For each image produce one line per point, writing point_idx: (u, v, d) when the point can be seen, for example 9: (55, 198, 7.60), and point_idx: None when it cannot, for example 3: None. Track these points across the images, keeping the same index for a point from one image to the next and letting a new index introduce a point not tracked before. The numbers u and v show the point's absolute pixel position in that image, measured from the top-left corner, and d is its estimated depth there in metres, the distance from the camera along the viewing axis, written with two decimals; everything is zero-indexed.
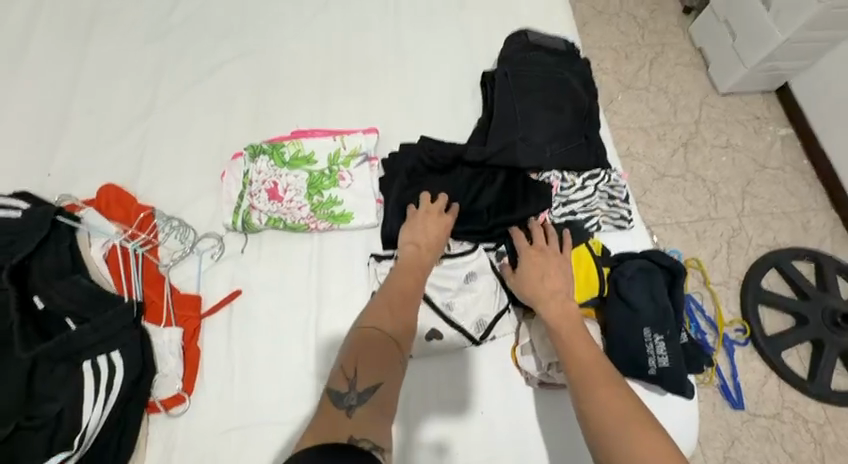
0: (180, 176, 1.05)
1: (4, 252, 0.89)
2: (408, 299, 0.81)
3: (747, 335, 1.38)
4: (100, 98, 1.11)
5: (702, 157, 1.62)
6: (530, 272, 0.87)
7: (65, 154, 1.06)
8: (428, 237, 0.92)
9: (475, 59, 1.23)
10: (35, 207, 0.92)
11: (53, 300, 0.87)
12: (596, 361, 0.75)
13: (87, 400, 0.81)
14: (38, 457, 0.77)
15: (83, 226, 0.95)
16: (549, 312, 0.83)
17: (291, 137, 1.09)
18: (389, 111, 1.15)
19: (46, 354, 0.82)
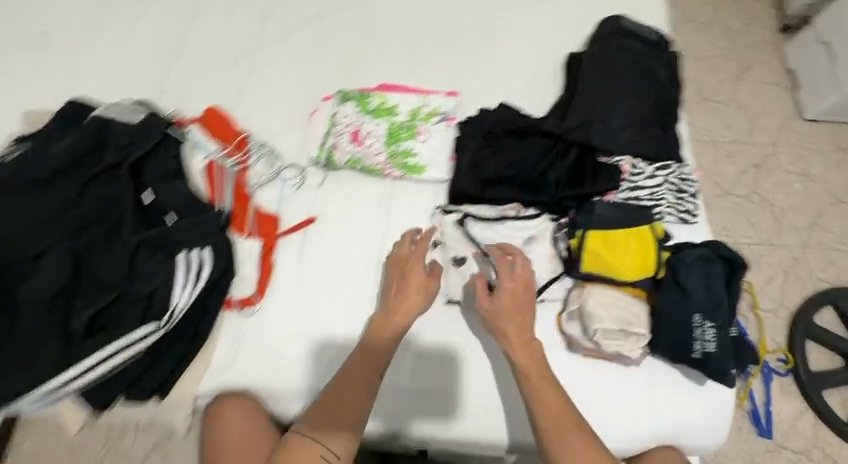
0: (273, 112, 1.14)
1: (121, 149, 0.99)
2: (357, 384, 0.86)
3: (789, 366, 1.34)
4: (213, 33, 1.22)
5: (773, 179, 1.57)
6: (504, 309, 0.89)
7: (178, 77, 1.17)
8: (391, 307, 0.91)
9: (561, 42, 1.25)
10: (151, 117, 1.04)
11: (158, 196, 0.98)
12: (558, 415, 0.82)
13: (178, 284, 0.92)
14: (133, 324, 0.88)
15: (188, 140, 1.06)
16: (520, 358, 0.87)
17: (378, 89, 1.16)
18: (470, 82, 1.20)
19: (150, 240, 0.94)
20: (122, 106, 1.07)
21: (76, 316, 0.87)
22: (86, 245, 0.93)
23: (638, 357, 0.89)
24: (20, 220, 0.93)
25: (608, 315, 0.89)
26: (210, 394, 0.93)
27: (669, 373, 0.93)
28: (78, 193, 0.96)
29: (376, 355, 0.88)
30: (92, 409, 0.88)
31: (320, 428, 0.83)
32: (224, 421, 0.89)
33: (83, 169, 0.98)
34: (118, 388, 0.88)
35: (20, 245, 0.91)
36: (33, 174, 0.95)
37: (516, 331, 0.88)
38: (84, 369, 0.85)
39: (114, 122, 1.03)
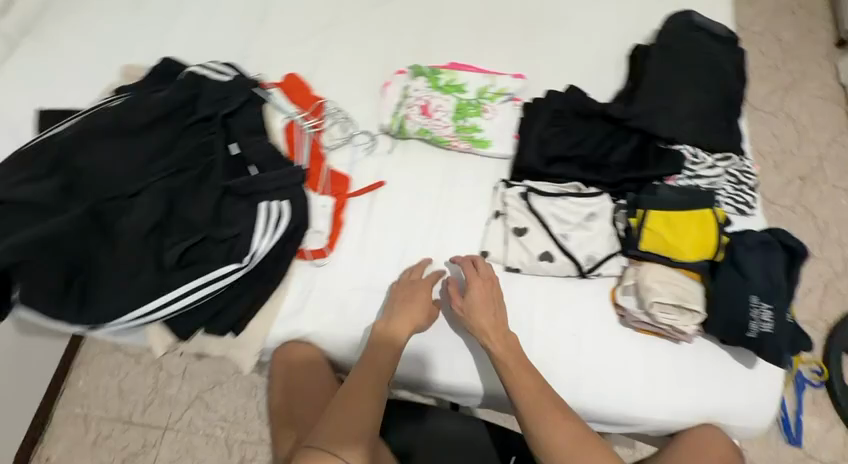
0: (346, 84, 1.20)
1: (214, 104, 1.07)
2: (365, 389, 0.82)
3: (823, 377, 1.34)
4: (292, 7, 1.29)
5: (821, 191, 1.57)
6: (478, 306, 0.93)
7: (258, 44, 1.23)
8: (392, 321, 0.92)
9: (626, 35, 1.28)
10: (240, 77, 1.11)
11: (245, 149, 1.05)
12: (540, 401, 0.85)
13: (258, 230, 0.98)
14: (219, 262, 0.95)
15: (271, 101, 1.13)
16: (497, 349, 0.90)
17: (448, 68, 1.21)
18: (533, 69, 1.25)
19: (235, 188, 1.01)
20: (212, 65, 1.14)
21: (168, 249, 0.94)
22: (178, 188, 1.00)
23: (691, 334, 0.93)
24: (121, 161, 1.00)
25: (666, 290, 0.92)
26: (279, 338, 0.99)
27: (721, 353, 0.95)
28: (174, 141, 1.04)
29: (383, 363, 0.87)
30: (175, 337, 0.96)
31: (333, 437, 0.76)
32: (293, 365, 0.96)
33: (178, 119, 1.06)
34: (199, 321, 0.95)
35: (119, 182, 0.99)
36: (133, 121, 1.03)
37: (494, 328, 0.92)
38: (173, 298, 0.92)
39: (206, 79, 1.10)
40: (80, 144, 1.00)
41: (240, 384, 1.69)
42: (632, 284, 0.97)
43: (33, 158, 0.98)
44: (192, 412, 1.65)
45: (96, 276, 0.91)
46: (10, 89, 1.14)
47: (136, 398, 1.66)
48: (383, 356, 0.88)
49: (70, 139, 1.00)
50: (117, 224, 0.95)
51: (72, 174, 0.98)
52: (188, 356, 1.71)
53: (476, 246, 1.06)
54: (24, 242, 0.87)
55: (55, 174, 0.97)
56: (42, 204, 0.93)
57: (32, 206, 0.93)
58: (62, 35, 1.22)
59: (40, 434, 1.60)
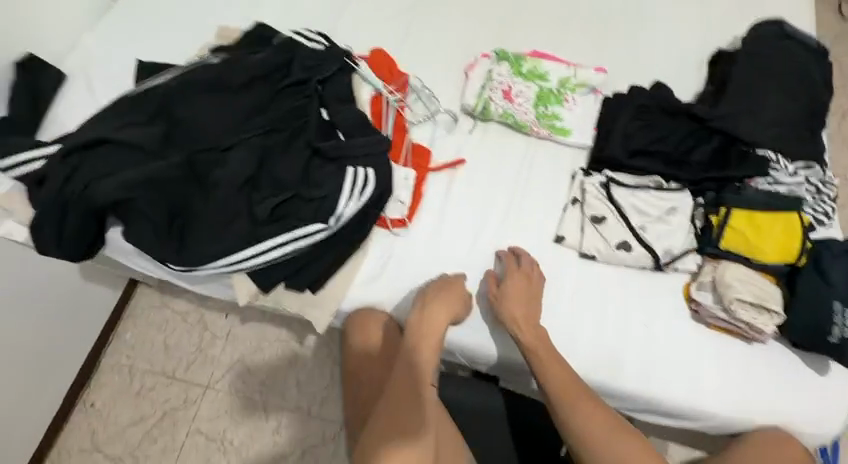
0: (429, 64, 1.22)
1: (308, 70, 1.09)
2: (411, 384, 0.87)
3: None
4: None
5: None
6: (512, 298, 0.96)
7: (346, 17, 1.26)
8: (427, 313, 0.95)
9: (707, 39, 1.29)
10: (332, 46, 1.13)
11: (335, 115, 1.06)
12: (572, 389, 0.89)
13: (344, 194, 0.99)
14: (306, 221, 0.97)
15: (359, 71, 1.14)
16: (527, 338, 0.94)
17: (531, 55, 1.22)
18: (614, 65, 1.25)
19: (325, 151, 1.03)
20: (305, 33, 1.15)
21: (258, 203, 0.97)
22: (269, 146, 1.02)
23: (767, 335, 0.94)
24: (217, 115, 1.03)
25: (746, 289, 0.93)
26: (354, 302, 1.02)
27: (792, 358, 0.96)
28: (268, 102, 1.07)
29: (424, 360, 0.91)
30: (258, 289, 0.99)
31: (386, 432, 0.81)
32: (366, 331, 0.99)
33: (273, 81, 1.08)
34: (281, 276, 0.98)
35: (215, 135, 1.02)
36: (230, 79, 1.05)
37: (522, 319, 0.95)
38: (260, 251, 0.95)
39: (300, 45, 1.12)
40: (183, 95, 1.03)
41: (282, 352, 1.70)
42: (709, 281, 0.97)
43: (137, 105, 1.01)
44: (233, 374, 1.68)
45: (194, 220, 0.95)
46: (110, 38, 1.18)
47: (180, 354, 1.69)
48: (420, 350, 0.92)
49: (171, 90, 1.03)
50: (210, 173, 0.97)
51: (171, 124, 1.02)
52: (233, 319, 1.73)
53: (551, 230, 1.07)
54: (129, 182, 0.90)
55: (156, 121, 1.01)
56: (141, 148, 0.96)
57: (132, 148, 0.96)
58: None
59: (87, 379, 1.64)
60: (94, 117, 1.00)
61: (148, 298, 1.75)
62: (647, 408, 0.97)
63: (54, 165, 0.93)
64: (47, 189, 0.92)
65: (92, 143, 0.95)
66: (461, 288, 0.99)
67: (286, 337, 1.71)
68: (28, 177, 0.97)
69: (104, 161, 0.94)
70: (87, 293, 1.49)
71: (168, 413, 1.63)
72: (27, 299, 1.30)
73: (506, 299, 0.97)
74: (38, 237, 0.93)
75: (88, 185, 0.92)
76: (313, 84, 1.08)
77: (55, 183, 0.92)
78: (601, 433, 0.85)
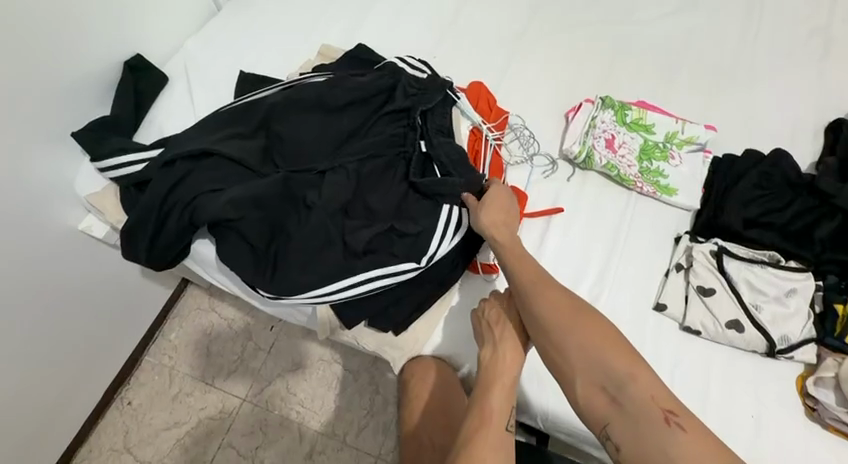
0: (529, 102, 1.18)
1: (411, 98, 1.04)
2: (486, 439, 0.73)
3: None
4: (483, 16, 1.29)
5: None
6: (492, 215, 0.89)
7: (448, 48, 1.24)
8: (500, 356, 0.82)
9: (825, 104, 1.21)
10: (436, 76, 1.08)
11: (434, 148, 1.00)
12: (536, 277, 0.81)
13: (440, 234, 0.94)
14: (398, 257, 0.92)
15: (459, 106, 1.08)
16: (504, 243, 0.86)
17: (637, 105, 1.16)
18: (723, 123, 1.19)
19: (424, 187, 0.96)
20: (409, 60, 1.11)
21: (352, 232, 0.92)
22: (366, 173, 0.98)
23: None
24: (316, 135, 1.00)
25: None
26: (436, 348, 0.97)
27: None
28: (368, 129, 1.03)
29: (496, 406, 0.77)
30: (341, 323, 0.96)
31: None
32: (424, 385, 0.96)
33: (375, 106, 1.05)
34: (365, 313, 0.94)
35: (312, 157, 0.99)
36: (333, 100, 1.02)
37: (486, 224, 0.88)
38: (349, 284, 0.90)
39: (404, 71, 1.08)
40: (283, 112, 1.01)
41: (324, 373, 1.64)
42: (831, 377, 0.88)
43: (240, 118, 1.01)
44: (272, 390, 1.62)
45: (285, 243, 0.92)
46: (216, 50, 1.20)
47: (222, 362, 1.65)
48: (488, 397, 0.78)
49: (274, 105, 1.01)
50: (307, 197, 0.94)
51: (272, 142, 1.00)
52: (278, 331, 1.69)
53: (652, 296, 1.00)
54: (233, 200, 0.90)
55: (258, 137, 1.00)
56: (242, 164, 0.95)
57: (237, 162, 0.95)
58: (265, 4, 1.26)
59: (129, 374, 1.60)
60: (198, 127, 1.01)
61: (197, 298, 1.72)
62: None
63: (163, 172, 0.95)
64: (151, 193, 0.94)
65: (201, 156, 0.95)
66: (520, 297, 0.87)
67: (330, 358, 1.66)
68: (126, 179, 1.02)
69: (208, 174, 0.94)
70: (144, 290, 1.46)
71: (203, 422, 1.58)
72: (90, 293, 1.28)
73: (477, 212, 0.90)
74: (133, 242, 0.96)
75: (191, 199, 0.92)
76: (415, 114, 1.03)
77: (160, 190, 0.93)
78: (568, 322, 0.76)
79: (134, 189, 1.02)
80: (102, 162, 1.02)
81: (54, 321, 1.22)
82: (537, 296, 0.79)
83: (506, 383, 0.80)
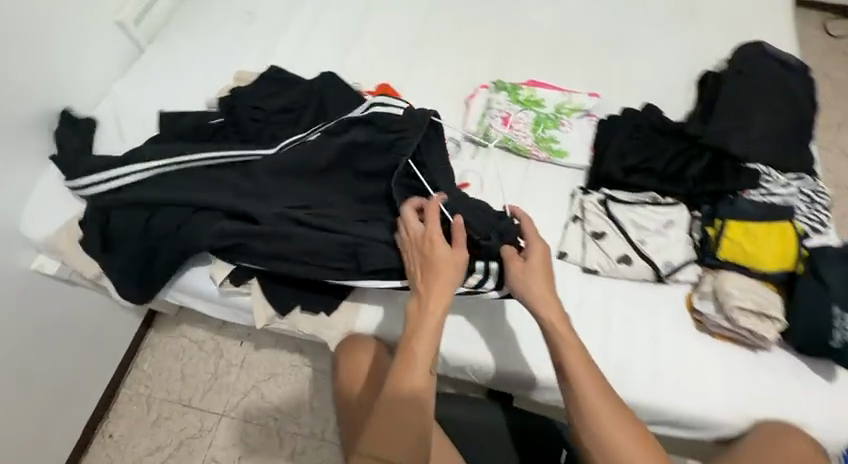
0: (432, 95, 1.31)
1: (399, 152, 1.11)
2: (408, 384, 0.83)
3: None
4: (384, 25, 1.43)
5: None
6: (540, 294, 0.89)
7: (355, 57, 1.37)
8: (424, 309, 0.87)
9: (694, 59, 1.37)
10: (414, 110, 1.12)
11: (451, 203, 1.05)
12: (600, 392, 0.82)
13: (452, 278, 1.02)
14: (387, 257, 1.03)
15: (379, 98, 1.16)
16: (563, 344, 0.86)
17: (528, 84, 1.30)
18: (607, 88, 1.33)
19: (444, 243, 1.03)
20: (380, 99, 1.16)
21: (345, 237, 1.04)
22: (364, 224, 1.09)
23: (771, 342, 0.96)
24: (288, 166, 1.13)
25: (746, 297, 0.96)
26: (368, 322, 1.08)
27: (797, 362, 0.98)
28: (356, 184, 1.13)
29: (421, 355, 0.85)
30: (276, 312, 1.09)
31: (378, 447, 0.80)
32: (353, 353, 1.03)
33: (359, 154, 1.12)
34: (296, 299, 1.08)
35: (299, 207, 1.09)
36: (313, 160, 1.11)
37: (539, 299, 0.89)
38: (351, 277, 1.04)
39: (381, 119, 1.14)
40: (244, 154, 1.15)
41: (296, 376, 1.72)
42: (710, 290, 1.00)
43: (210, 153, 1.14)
44: (248, 401, 1.69)
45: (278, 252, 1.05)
46: (141, 89, 1.30)
47: (196, 383, 1.71)
48: (413, 349, 0.85)
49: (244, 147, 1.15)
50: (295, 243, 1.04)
51: (260, 199, 1.10)
52: (248, 345, 1.76)
53: (554, 247, 1.11)
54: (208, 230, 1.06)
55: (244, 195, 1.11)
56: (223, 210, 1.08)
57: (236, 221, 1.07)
58: (185, 42, 1.38)
59: (107, 409, 1.66)
60: (160, 171, 1.13)
61: (166, 327, 1.79)
62: (655, 417, 0.98)
63: (134, 212, 1.11)
64: (134, 231, 1.11)
65: (169, 199, 1.09)
66: (454, 253, 0.90)
67: (300, 362, 1.73)
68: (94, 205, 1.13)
69: (179, 213, 1.08)
70: (111, 326, 1.54)
71: (185, 442, 1.64)
72: (55, 334, 1.37)
73: (524, 281, 0.91)
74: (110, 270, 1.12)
75: (167, 234, 1.08)
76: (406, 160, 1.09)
77: (140, 225, 1.10)
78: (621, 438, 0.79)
79: (103, 214, 1.13)
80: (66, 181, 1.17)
81: (20, 361, 1.29)
82: (601, 412, 0.81)
83: (429, 330, 0.86)
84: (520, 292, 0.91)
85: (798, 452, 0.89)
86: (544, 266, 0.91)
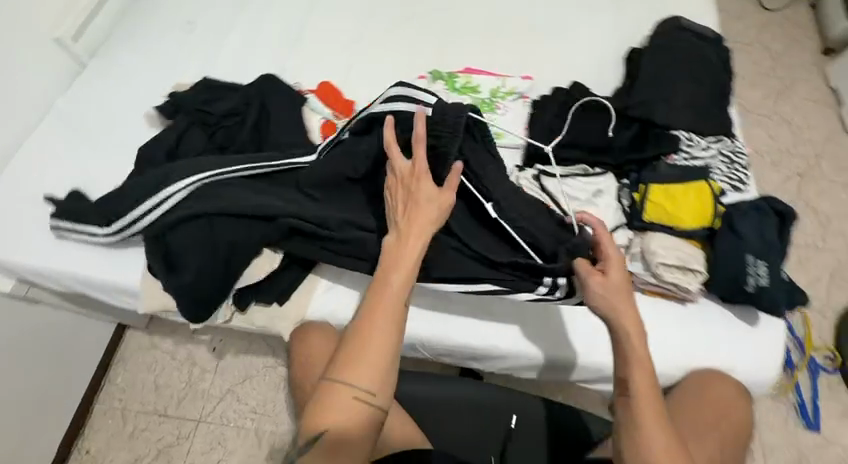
0: (374, 89, 1.36)
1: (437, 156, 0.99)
2: (378, 313, 0.84)
3: (837, 364, 1.57)
4: (324, 25, 1.46)
5: (808, 193, 1.84)
6: (625, 321, 0.84)
7: (296, 57, 1.40)
8: (402, 244, 0.87)
9: (624, 36, 1.42)
10: (448, 106, 1.00)
11: (507, 211, 1.03)
12: (657, 421, 0.81)
13: (524, 286, 1.03)
14: (468, 273, 1.05)
15: (390, 90, 1.07)
16: (635, 374, 0.83)
17: (464, 72, 1.34)
18: (541, 69, 1.37)
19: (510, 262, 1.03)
20: (403, 93, 1.05)
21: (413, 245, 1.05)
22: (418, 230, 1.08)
23: (695, 292, 1.03)
24: (325, 176, 1.10)
25: (670, 254, 1.03)
26: (323, 313, 1.12)
27: (721, 313, 1.05)
28: None
29: (396, 285, 0.85)
30: (237, 307, 1.12)
31: (348, 372, 0.82)
32: (308, 340, 1.06)
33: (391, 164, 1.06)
34: (256, 293, 1.12)
35: (352, 209, 1.10)
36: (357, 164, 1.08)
37: (623, 325, 0.84)
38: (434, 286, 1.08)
39: (405, 115, 1.04)
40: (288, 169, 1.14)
41: (271, 378, 1.74)
42: (638, 251, 1.07)
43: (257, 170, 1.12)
44: (224, 404, 1.71)
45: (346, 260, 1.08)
46: (85, 103, 1.33)
47: (170, 392, 1.72)
48: (389, 281, 0.86)
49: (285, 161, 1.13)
50: (357, 250, 1.07)
51: (314, 209, 1.08)
52: (220, 351, 1.78)
53: None
54: (266, 238, 1.06)
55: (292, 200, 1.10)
56: (276, 219, 1.06)
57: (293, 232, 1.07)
58: (126, 55, 1.40)
59: (82, 424, 1.67)
60: (206, 183, 1.10)
61: (138, 340, 1.79)
62: None
63: (190, 231, 1.07)
64: (195, 249, 1.07)
65: (218, 211, 1.06)
66: (441, 192, 0.90)
67: (274, 362, 1.76)
68: (148, 229, 1.09)
69: (232, 224, 1.07)
70: (76, 341, 1.56)
71: (163, 451, 1.65)
72: (16, 353, 1.38)
73: (598, 302, 0.86)
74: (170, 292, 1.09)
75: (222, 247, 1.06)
76: (452, 162, 0.98)
77: (202, 245, 1.06)
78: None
79: (161, 237, 1.10)
80: (68, 225, 1.15)
81: None
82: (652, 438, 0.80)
83: (407, 261, 0.87)
84: (594, 308, 0.87)
85: (721, 396, 0.96)
86: (625, 290, 0.86)
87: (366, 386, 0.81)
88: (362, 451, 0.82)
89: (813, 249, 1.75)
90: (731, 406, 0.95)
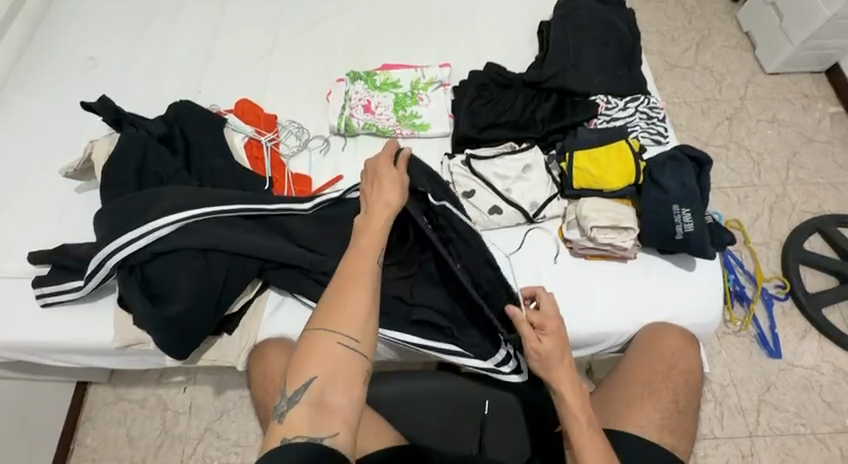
0: (295, 100, 1.33)
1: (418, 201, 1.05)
2: (356, 269, 0.87)
3: (787, 290, 1.61)
4: (235, 42, 1.42)
5: (738, 133, 1.91)
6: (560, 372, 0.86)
7: (211, 79, 1.36)
8: (372, 215, 0.95)
9: (534, 10, 1.43)
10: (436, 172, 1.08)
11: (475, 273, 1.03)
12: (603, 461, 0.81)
13: (480, 350, 1.05)
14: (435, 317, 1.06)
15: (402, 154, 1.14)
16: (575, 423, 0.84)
17: (381, 69, 1.33)
18: (459, 54, 1.38)
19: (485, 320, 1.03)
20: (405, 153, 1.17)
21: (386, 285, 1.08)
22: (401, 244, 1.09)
23: (630, 249, 1.06)
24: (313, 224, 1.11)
25: (602, 216, 1.06)
26: (279, 332, 1.08)
27: (659, 261, 1.09)
28: None
29: (368, 244, 0.90)
30: (176, 358, 1.04)
31: (331, 319, 0.82)
32: (266, 357, 1.02)
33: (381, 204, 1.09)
34: (194, 340, 1.02)
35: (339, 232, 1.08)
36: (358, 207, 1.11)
37: (559, 377, 0.86)
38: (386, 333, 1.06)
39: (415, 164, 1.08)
40: (273, 221, 1.11)
41: (245, 407, 1.58)
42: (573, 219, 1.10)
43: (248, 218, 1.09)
44: (205, 444, 1.53)
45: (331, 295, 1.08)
46: None
47: (146, 442, 1.54)
48: (361, 242, 0.91)
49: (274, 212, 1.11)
50: None
51: (301, 250, 1.08)
52: (192, 390, 1.60)
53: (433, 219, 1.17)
54: (262, 268, 1.07)
55: (279, 238, 1.09)
56: (273, 259, 1.07)
57: (285, 265, 1.08)
58: (30, 101, 1.33)
59: None
60: (189, 217, 1.04)
61: (103, 395, 1.61)
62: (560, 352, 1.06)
63: (174, 263, 1.02)
64: (181, 280, 1.01)
65: (210, 246, 1.03)
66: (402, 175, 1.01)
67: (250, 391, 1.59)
68: (120, 265, 1.03)
69: (223, 259, 1.04)
70: None
71: None
72: None
73: (541, 358, 0.88)
74: (145, 326, 1.01)
75: (208, 279, 1.02)
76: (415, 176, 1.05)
77: (185, 279, 1.01)
78: None
79: (142, 268, 1.04)
80: (47, 278, 1.09)
81: None
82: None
83: (378, 227, 0.94)
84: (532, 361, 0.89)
85: (669, 347, 1.00)
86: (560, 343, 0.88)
87: (351, 337, 0.81)
88: (346, 408, 0.76)
89: (751, 187, 1.80)
90: (678, 354, 0.99)
